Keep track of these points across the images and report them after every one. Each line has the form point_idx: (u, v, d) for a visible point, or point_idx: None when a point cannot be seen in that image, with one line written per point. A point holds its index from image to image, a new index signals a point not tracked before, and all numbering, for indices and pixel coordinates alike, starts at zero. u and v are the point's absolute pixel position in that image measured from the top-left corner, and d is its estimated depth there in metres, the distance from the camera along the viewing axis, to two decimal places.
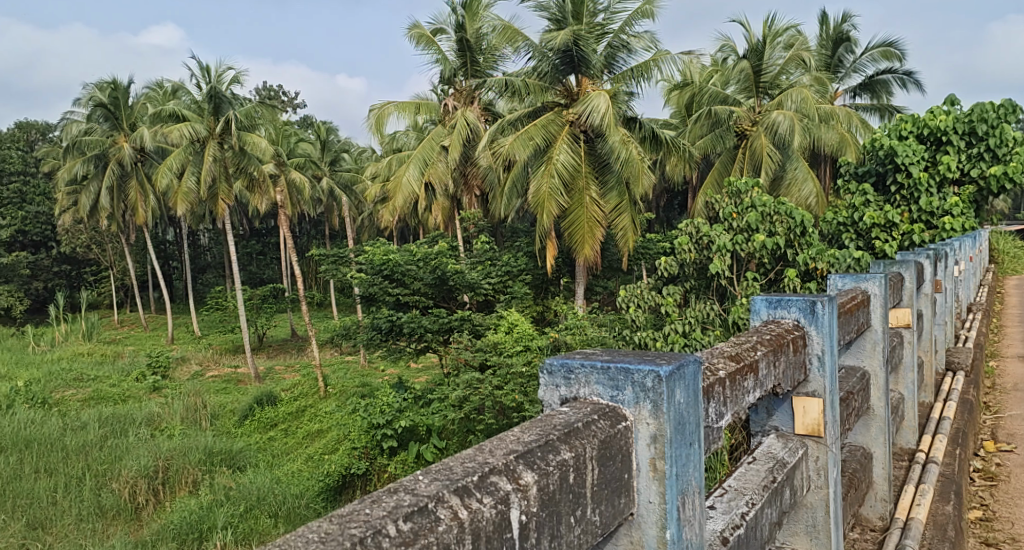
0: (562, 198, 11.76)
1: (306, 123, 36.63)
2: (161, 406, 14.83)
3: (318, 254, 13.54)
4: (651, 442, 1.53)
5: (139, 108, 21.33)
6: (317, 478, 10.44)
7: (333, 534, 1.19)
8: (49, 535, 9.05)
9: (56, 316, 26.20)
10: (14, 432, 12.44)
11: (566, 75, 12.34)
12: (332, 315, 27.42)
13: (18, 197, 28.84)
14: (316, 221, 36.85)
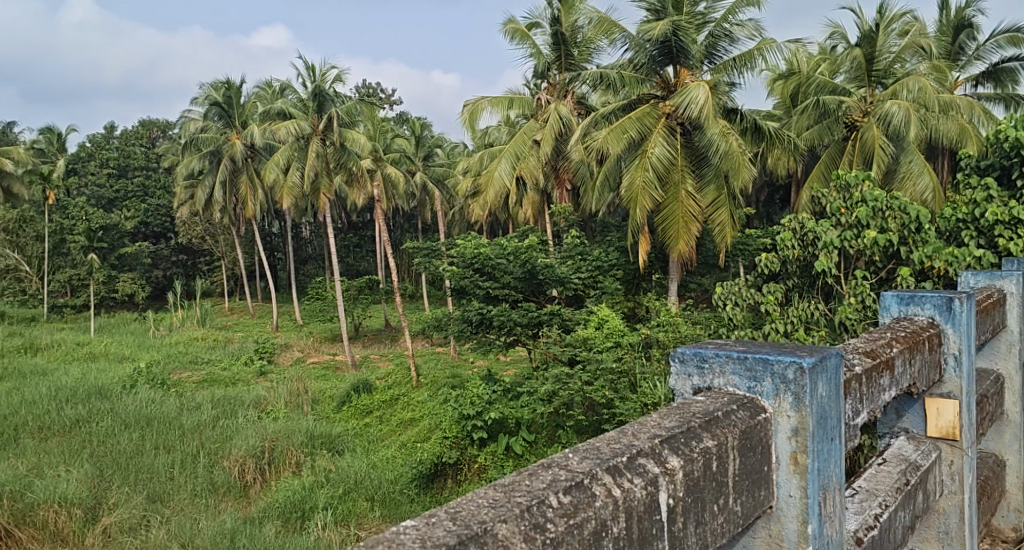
0: (657, 192, 11.58)
1: (404, 118, 37.45)
2: (268, 390, 15.51)
3: (411, 247, 13.85)
4: (792, 434, 1.66)
5: (249, 106, 22.37)
6: (410, 465, 10.77)
7: (507, 499, 1.41)
8: (167, 508, 9.64)
9: (173, 302, 27.81)
10: (136, 410, 13.29)
11: (663, 66, 12.18)
12: (426, 307, 28.00)
13: (141, 190, 30.77)
14: (412, 214, 37.65)
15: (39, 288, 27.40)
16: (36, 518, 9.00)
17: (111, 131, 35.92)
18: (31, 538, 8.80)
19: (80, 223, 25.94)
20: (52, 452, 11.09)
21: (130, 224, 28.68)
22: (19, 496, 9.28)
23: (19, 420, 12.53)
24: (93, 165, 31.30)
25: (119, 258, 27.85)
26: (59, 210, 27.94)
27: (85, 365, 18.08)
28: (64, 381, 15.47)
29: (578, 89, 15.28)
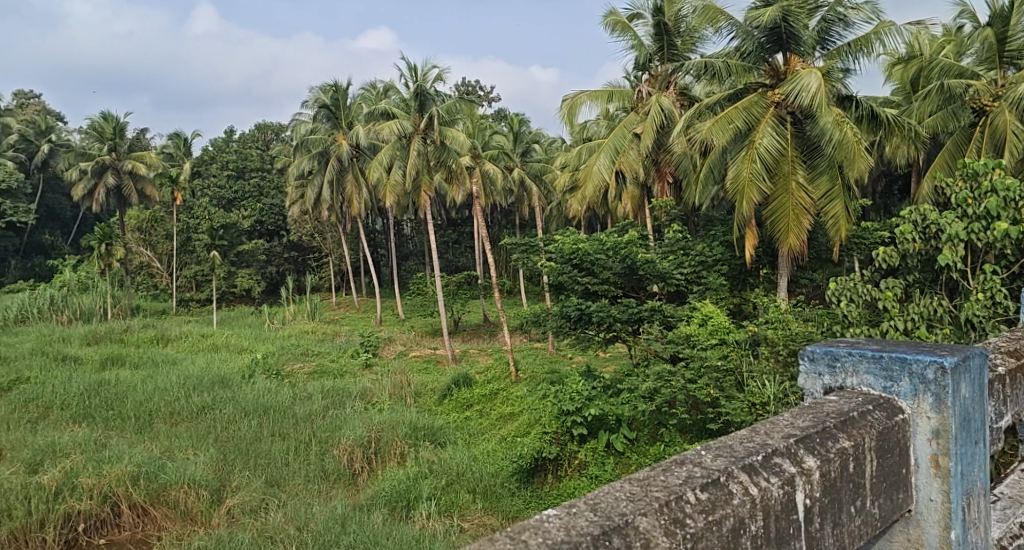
0: (764, 184, 11.23)
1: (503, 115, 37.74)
2: (374, 382, 15.98)
3: (510, 243, 13.98)
4: (931, 436, 1.98)
5: (355, 107, 23.08)
6: (511, 459, 10.77)
7: (641, 492, 1.74)
8: (284, 492, 10.12)
9: (286, 297, 29.02)
10: (254, 399, 13.96)
11: (772, 54, 11.80)
12: (524, 302, 28.16)
13: (257, 190, 32.31)
14: (511, 210, 37.97)
15: (167, 283, 29.22)
16: (168, 498, 9.73)
17: (230, 133, 37.86)
18: (165, 517, 9.58)
19: (203, 223, 27.52)
20: (181, 436, 11.84)
21: (247, 222, 30.16)
22: (153, 477, 10.02)
23: (152, 406, 13.42)
24: (214, 167, 33.07)
25: (238, 255, 29.35)
26: (184, 211, 29.69)
27: (208, 355, 19.17)
28: (190, 370, 16.46)
29: (681, 79, 15.03)
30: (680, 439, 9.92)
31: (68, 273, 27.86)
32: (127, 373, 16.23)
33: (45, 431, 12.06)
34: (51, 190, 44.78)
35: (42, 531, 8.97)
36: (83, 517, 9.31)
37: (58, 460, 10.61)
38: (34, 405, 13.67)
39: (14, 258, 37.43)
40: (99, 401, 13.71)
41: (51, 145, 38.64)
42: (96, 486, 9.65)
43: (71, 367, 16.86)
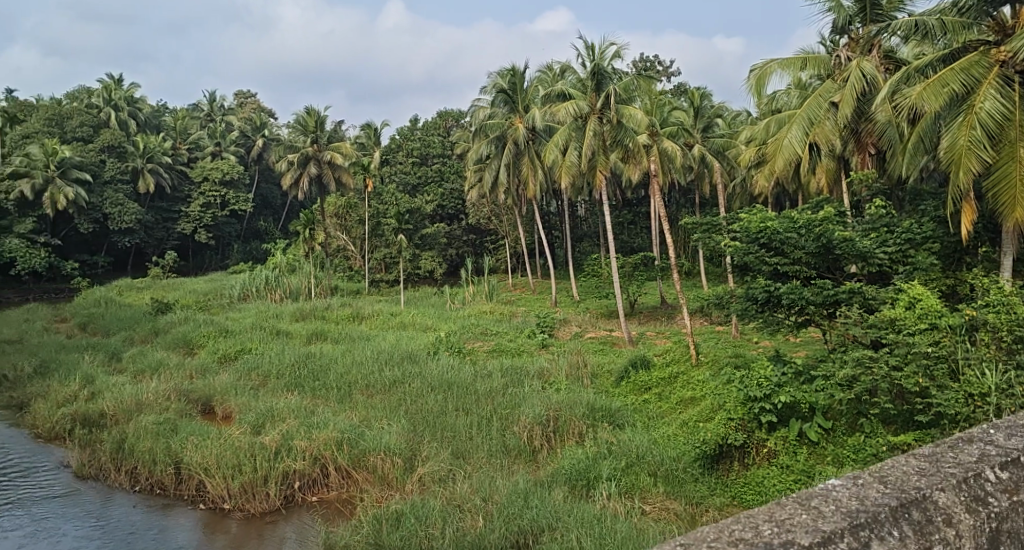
0: (986, 153, 10.10)
1: (683, 90, 36.72)
2: (551, 361, 16.20)
3: (690, 222, 13.60)
4: None
5: (533, 90, 23.60)
6: (692, 442, 10.40)
7: (935, 470, 3.97)
8: (469, 464, 10.59)
9: (467, 278, 29.95)
10: (439, 374, 14.55)
11: (998, 6, 10.60)
12: (705, 283, 27.32)
13: (439, 175, 33.68)
14: (690, 189, 37.05)
15: (361, 265, 31.10)
16: (367, 463, 10.49)
17: (416, 122, 39.67)
18: (365, 480, 10.37)
19: (392, 207, 29.04)
20: (377, 407, 12.61)
21: (431, 207, 31.53)
22: (355, 442, 10.80)
23: (351, 377, 14.42)
24: (401, 155, 34.86)
25: (422, 239, 30.75)
26: (375, 197, 31.55)
27: (398, 333, 20.25)
28: (382, 345, 17.52)
29: (886, 42, 13.83)
30: (882, 431, 9.31)
31: (278, 256, 30.43)
32: (330, 347, 17.56)
33: (263, 398, 13.32)
34: (265, 180, 49.06)
35: (266, 486, 10.12)
36: (297, 476, 10.31)
37: (275, 424, 11.66)
38: (255, 373, 15.16)
39: (235, 242, 41.49)
40: (306, 372, 14.92)
41: (263, 138, 42.30)
42: (308, 448, 10.59)
43: (284, 340, 18.50)
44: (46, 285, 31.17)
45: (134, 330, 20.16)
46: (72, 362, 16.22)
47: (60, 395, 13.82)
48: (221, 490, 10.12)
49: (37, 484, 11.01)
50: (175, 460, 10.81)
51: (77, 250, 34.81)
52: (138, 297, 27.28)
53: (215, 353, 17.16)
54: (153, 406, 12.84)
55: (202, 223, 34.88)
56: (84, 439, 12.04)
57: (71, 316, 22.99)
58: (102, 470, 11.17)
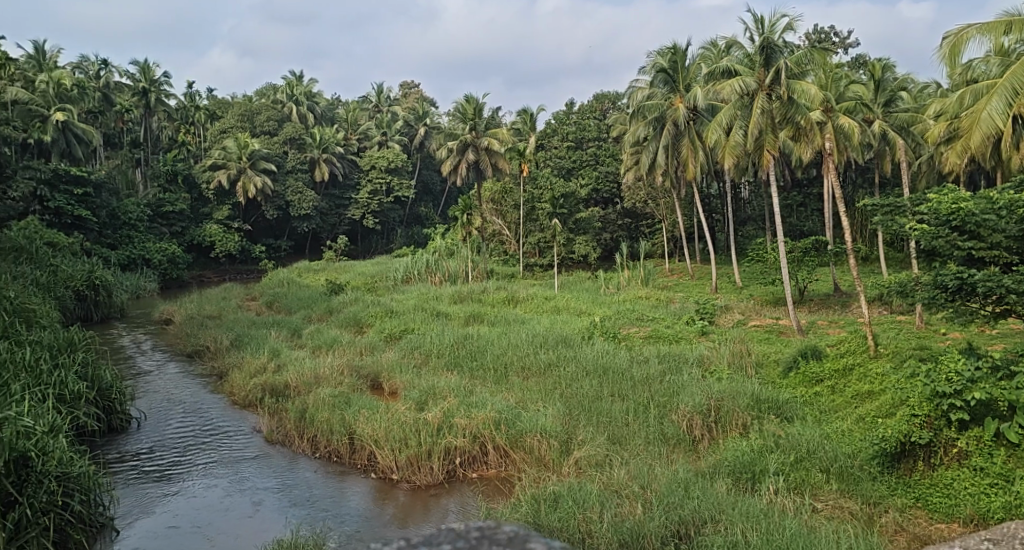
0: None
1: (861, 62, 34.21)
2: (711, 349, 15.58)
3: (868, 204, 12.52)
4: None
5: (695, 68, 22.93)
6: (871, 439, 9.59)
7: None
8: (625, 450, 10.40)
9: (623, 262, 29.45)
10: (594, 358, 14.36)
11: None
12: (882, 269, 25.35)
13: (595, 159, 33.41)
14: (866, 168, 34.56)
15: (517, 249, 31.37)
16: (525, 444, 10.56)
17: (572, 106, 39.56)
18: (523, 460, 10.47)
19: (547, 192, 29.01)
20: (533, 390, 12.64)
21: (586, 191, 31.33)
22: (512, 422, 10.90)
23: (507, 358, 14.55)
24: (557, 139, 34.94)
25: (576, 223, 30.60)
26: (530, 182, 31.68)
27: (553, 317, 20.23)
28: (537, 329, 17.56)
29: None
30: None
31: (439, 240, 31.32)
32: (486, 329, 17.81)
33: (426, 376, 13.72)
34: (427, 167, 50.62)
35: (429, 461, 10.43)
36: (458, 452, 10.54)
37: (437, 402, 11.97)
38: (418, 352, 15.67)
39: (399, 227, 43.12)
40: (465, 353, 15.23)
41: (425, 126, 43.67)
42: (468, 426, 10.80)
43: (443, 321, 18.99)
44: (236, 266, 33.81)
45: (311, 309, 21.44)
46: (260, 336, 17.48)
47: (251, 366, 14.96)
48: (389, 461, 10.54)
49: (235, 445, 11.91)
50: (348, 431, 11.33)
51: (262, 234, 37.43)
52: (314, 278, 28.98)
53: (382, 332, 17.88)
54: (328, 380, 13.56)
55: (370, 209, 36.50)
56: (272, 407, 12.90)
57: (258, 294, 24.82)
58: (287, 437, 11.89)
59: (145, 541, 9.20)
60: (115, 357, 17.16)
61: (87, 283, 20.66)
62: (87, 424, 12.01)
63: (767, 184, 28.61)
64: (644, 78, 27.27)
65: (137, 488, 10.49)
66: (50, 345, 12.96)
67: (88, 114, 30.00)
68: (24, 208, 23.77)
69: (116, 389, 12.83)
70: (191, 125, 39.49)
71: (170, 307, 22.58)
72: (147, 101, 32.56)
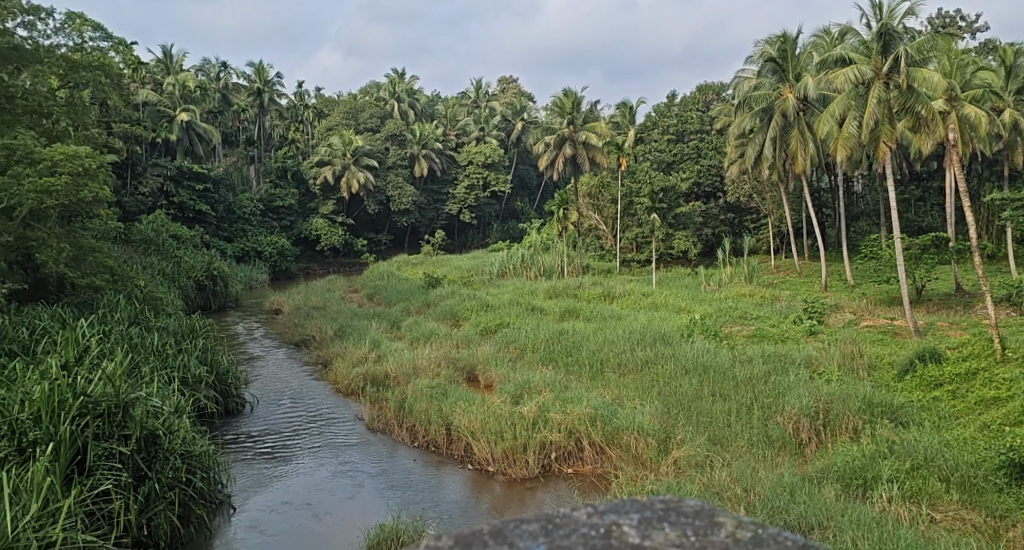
0: None
1: (988, 47, 32.05)
2: (819, 349, 14.92)
3: (996, 198, 11.68)
4: None
5: (806, 57, 22.10)
6: (995, 448, 8.99)
7: None
8: (728, 452, 10.09)
9: (725, 259, 28.62)
10: (695, 356, 13.98)
11: None
12: (1010, 268, 23.69)
13: (697, 152, 32.61)
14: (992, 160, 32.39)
15: (614, 244, 31.00)
16: (621, 441, 10.41)
17: (673, 98, 38.76)
18: (620, 458, 10.33)
19: (646, 186, 28.49)
20: (630, 387, 12.43)
21: (686, 185, 30.61)
22: (608, 419, 10.78)
23: (604, 355, 14.35)
24: (658, 132, 34.31)
25: (677, 218, 29.96)
26: (628, 176, 31.21)
27: (650, 313, 19.85)
28: (635, 326, 17.25)
29: None
30: None
31: (535, 235, 31.30)
32: (583, 325, 17.63)
33: (521, 370, 13.72)
34: (524, 162, 50.68)
35: (525, 454, 10.44)
36: (553, 447, 10.54)
37: (533, 396, 11.98)
38: (513, 346, 15.68)
39: (496, 221, 43.35)
40: (561, 348, 15.13)
41: (523, 121, 43.73)
42: (564, 421, 10.76)
43: (539, 316, 18.93)
44: (340, 259, 34.79)
45: (410, 301, 21.81)
46: (362, 327, 17.92)
47: (353, 356, 15.36)
48: (486, 453, 10.62)
49: (340, 431, 12.26)
50: (446, 422, 11.47)
51: (364, 228, 38.33)
52: (413, 271, 29.49)
53: (478, 325, 18.00)
54: (427, 371, 13.77)
55: (467, 204, 36.84)
56: (372, 396, 13.22)
57: (360, 286, 25.45)
58: (388, 425, 12.15)
59: (260, 516, 9.58)
60: (229, 344, 17.95)
61: (207, 273, 21.68)
62: (206, 406, 12.60)
63: (881, 178, 27.22)
64: (750, 68, 26.40)
65: (251, 467, 10.93)
66: (173, 332, 13.75)
67: (207, 113, 31.54)
68: (151, 203, 25.27)
69: (231, 374, 13.43)
70: (300, 123, 40.95)
71: (279, 297, 23.45)
72: (260, 101, 33.94)
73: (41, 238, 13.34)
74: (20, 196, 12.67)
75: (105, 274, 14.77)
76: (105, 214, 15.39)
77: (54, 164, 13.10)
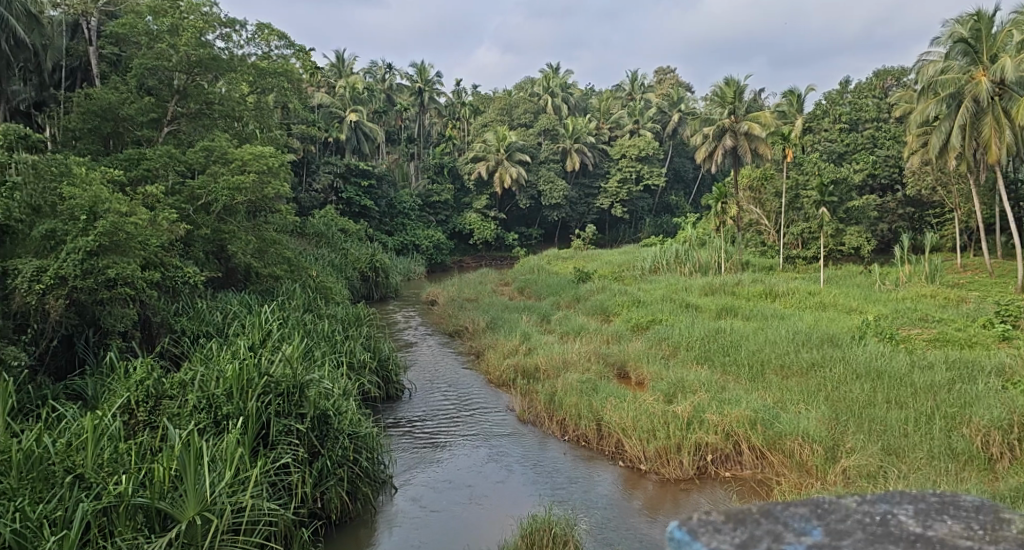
0: None
1: None
2: (1013, 357, 13.50)
3: None
4: None
5: (1003, 37, 20.16)
6: None
7: None
8: (903, 463, 9.37)
9: (901, 255, 26.53)
10: (866, 360, 13.06)
11: None
12: None
13: (871, 142, 30.51)
14: None
15: (776, 240, 29.60)
16: (784, 446, 9.96)
17: (846, 84, 36.43)
18: (781, 464, 9.88)
19: (813, 178, 26.95)
20: (793, 390, 11.83)
21: (859, 177, 28.68)
22: (770, 423, 10.34)
23: (764, 356, 13.73)
24: (828, 122, 32.43)
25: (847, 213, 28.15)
26: (794, 168, 29.71)
27: (816, 313, 18.75)
28: (798, 326, 16.37)
29: None
30: None
31: (692, 230, 30.47)
32: (742, 324, 16.94)
33: (675, 368, 13.42)
34: (680, 155, 49.44)
35: (679, 454, 10.20)
36: (710, 449, 10.21)
37: (687, 395, 11.70)
38: (666, 343, 15.32)
39: (650, 216, 42.55)
40: (717, 347, 14.60)
41: (681, 113, 42.56)
42: (721, 423, 10.43)
43: (694, 313, 18.40)
44: (492, 252, 35.43)
45: (560, 296, 21.87)
46: (514, 320, 18.16)
47: (505, 347, 15.61)
48: (638, 451, 10.47)
49: (493, 420, 12.48)
50: (597, 417, 11.41)
51: (517, 222, 38.80)
52: (565, 265, 29.52)
53: (629, 321, 17.75)
54: (577, 365, 13.79)
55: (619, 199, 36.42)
56: (523, 388, 13.40)
57: (512, 279, 25.77)
58: (539, 417, 12.26)
59: (422, 495, 9.94)
60: (388, 331, 18.76)
61: (370, 265, 22.71)
62: (370, 390, 13.22)
63: None
64: (936, 50, 24.35)
65: (412, 449, 11.32)
66: (341, 320, 14.60)
67: (373, 114, 33.13)
68: (323, 198, 26.84)
69: (392, 361, 13.99)
70: (457, 120, 42.12)
71: (436, 289, 24.19)
72: (421, 100, 35.23)
73: (232, 231, 14.57)
74: (216, 193, 13.88)
75: (285, 265, 15.77)
76: (284, 210, 16.50)
77: (244, 164, 14.21)
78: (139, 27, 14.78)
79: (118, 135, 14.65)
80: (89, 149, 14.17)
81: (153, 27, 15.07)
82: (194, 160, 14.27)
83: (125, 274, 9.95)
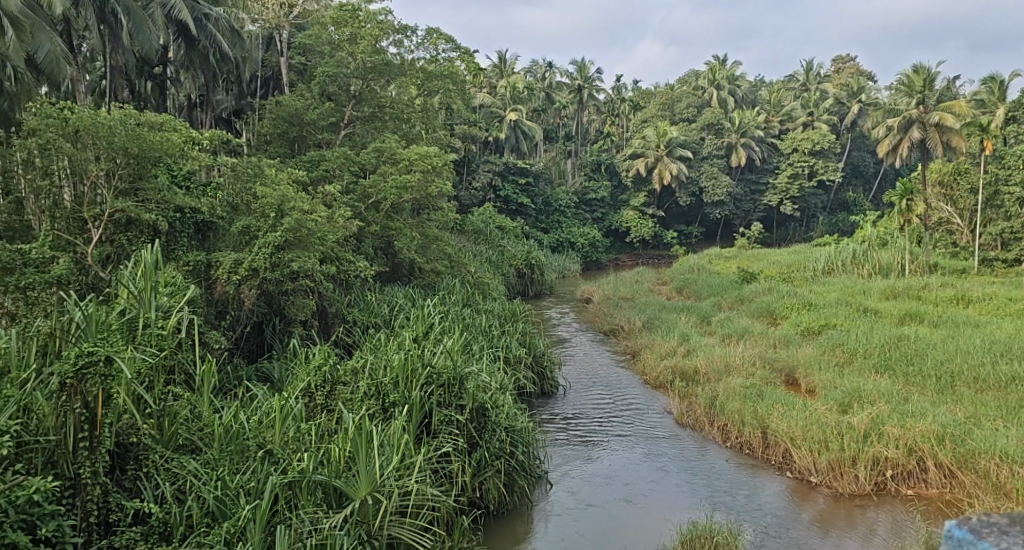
0: None
1: None
2: None
3: None
4: None
5: None
6: None
7: None
8: None
9: None
10: None
11: None
12: None
13: None
14: None
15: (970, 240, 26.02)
16: (977, 465, 8.77)
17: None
18: (975, 485, 8.68)
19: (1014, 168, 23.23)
20: (989, 406, 10.30)
21: None
22: (961, 440, 9.14)
23: (955, 367, 12.08)
24: None
25: None
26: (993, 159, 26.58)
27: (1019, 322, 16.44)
28: (997, 335, 14.35)
29: None
30: None
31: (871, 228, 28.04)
32: (927, 331, 15.12)
33: (851, 376, 12.13)
34: (860, 149, 45.89)
35: (854, 468, 9.06)
36: (890, 464, 9.01)
37: (863, 406, 10.47)
38: (840, 349, 13.91)
39: (823, 213, 39.76)
40: (898, 355, 13.06)
41: (861, 103, 39.43)
42: (902, 437, 9.23)
43: (872, 319, 16.69)
44: (651, 249, 34.36)
45: (722, 296, 20.68)
46: (671, 320, 17.29)
47: (663, 348, 14.80)
48: (808, 462, 9.35)
49: (649, 421, 11.71)
50: (763, 424, 10.40)
51: (677, 219, 37.45)
52: (728, 264, 28.04)
53: (799, 324, 16.35)
54: (740, 370, 12.80)
55: (789, 195, 34.24)
56: (683, 391, 12.56)
57: (670, 278, 24.74)
58: (698, 421, 11.33)
59: (577, 491, 9.39)
60: (543, 327, 18.42)
61: (526, 262, 22.54)
62: (525, 385, 12.80)
63: None
64: None
65: (567, 446, 10.77)
66: (499, 315, 14.38)
67: (534, 112, 33.15)
68: (482, 196, 27.08)
69: (548, 357, 13.53)
70: (618, 117, 41.37)
71: (592, 287, 23.66)
72: (581, 97, 34.87)
73: (399, 228, 14.72)
74: (384, 191, 14.07)
75: (446, 260, 15.69)
76: (449, 209, 16.55)
77: (411, 163, 14.32)
78: (322, 36, 15.85)
79: (302, 139, 15.50)
80: (278, 152, 15.18)
81: (336, 37, 15.75)
82: (368, 160, 14.67)
83: (307, 268, 10.03)
